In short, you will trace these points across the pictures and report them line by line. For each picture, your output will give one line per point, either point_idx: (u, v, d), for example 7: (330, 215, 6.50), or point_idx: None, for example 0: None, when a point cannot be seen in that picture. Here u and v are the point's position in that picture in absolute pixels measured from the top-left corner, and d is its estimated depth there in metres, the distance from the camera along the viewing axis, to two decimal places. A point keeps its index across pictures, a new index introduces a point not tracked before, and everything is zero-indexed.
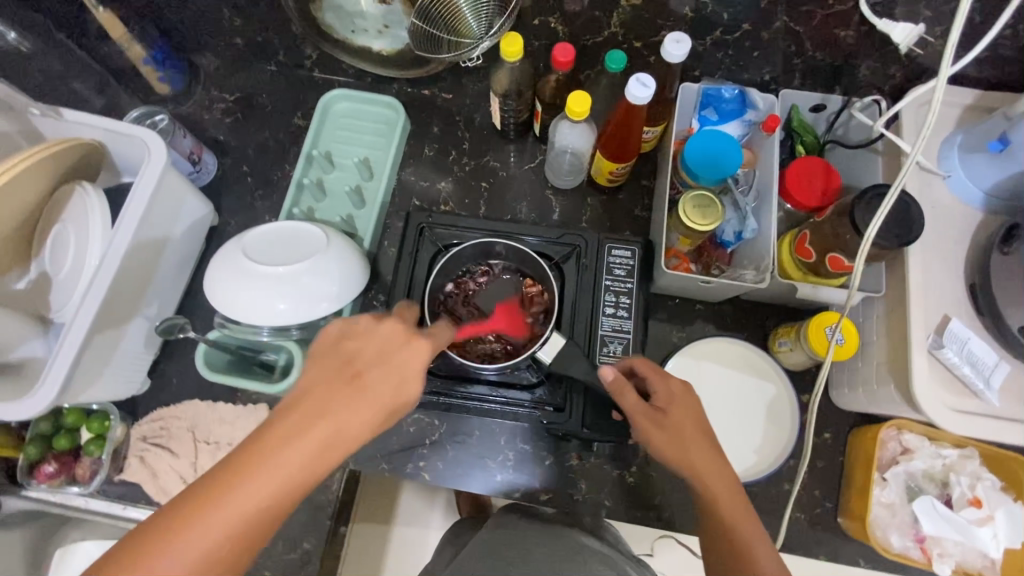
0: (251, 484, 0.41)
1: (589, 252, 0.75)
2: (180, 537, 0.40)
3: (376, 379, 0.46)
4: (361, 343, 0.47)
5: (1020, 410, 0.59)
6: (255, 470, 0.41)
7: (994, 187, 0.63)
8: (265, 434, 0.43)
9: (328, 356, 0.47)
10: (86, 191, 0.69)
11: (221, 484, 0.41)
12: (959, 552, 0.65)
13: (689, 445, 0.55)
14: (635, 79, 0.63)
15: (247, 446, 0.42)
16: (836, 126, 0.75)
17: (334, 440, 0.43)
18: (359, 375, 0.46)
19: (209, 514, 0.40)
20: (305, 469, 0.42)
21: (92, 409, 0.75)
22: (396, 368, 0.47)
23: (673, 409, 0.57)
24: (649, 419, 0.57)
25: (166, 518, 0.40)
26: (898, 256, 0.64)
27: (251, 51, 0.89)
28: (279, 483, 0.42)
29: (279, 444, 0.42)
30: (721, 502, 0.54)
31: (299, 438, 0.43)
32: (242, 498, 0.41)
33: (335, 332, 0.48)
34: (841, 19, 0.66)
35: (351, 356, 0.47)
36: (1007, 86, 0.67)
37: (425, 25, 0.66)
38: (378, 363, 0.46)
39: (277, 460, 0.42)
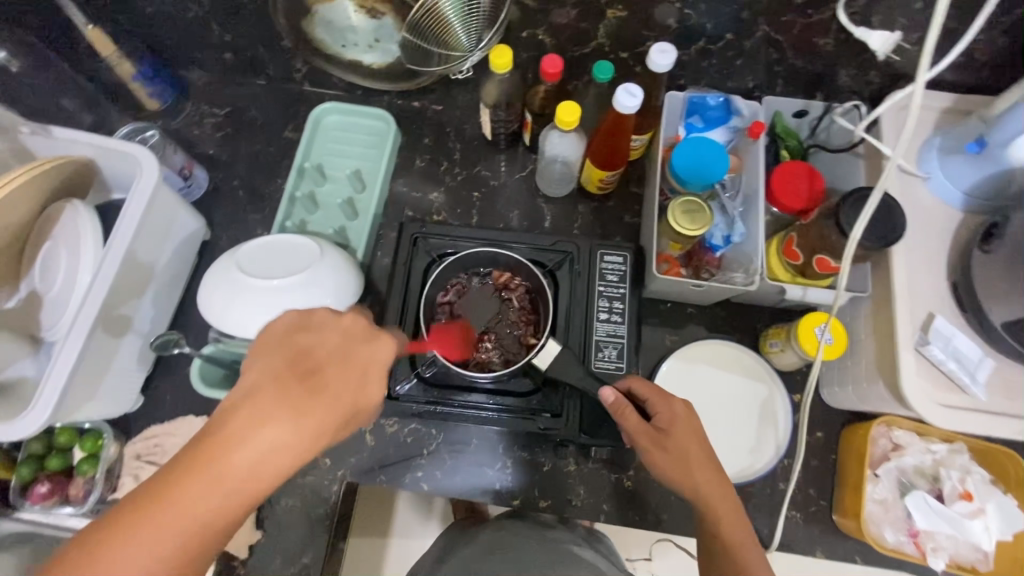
0: (203, 482, 0.42)
1: (582, 258, 0.76)
2: (130, 537, 0.40)
3: (334, 377, 0.47)
4: (318, 338, 0.48)
5: (1006, 403, 0.61)
6: (207, 470, 0.42)
7: (973, 188, 0.64)
8: (217, 431, 0.43)
9: (281, 350, 0.47)
10: (77, 208, 0.68)
11: (173, 484, 0.41)
12: (952, 545, 0.66)
13: (694, 468, 0.56)
14: (622, 89, 0.65)
15: (199, 444, 0.43)
16: (819, 131, 0.77)
17: (290, 439, 0.44)
18: (316, 372, 0.46)
19: (160, 513, 0.41)
20: (259, 469, 0.43)
21: (84, 428, 0.74)
22: (354, 363, 0.48)
23: (676, 431, 0.58)
24: (650, 440, 0.58)
25: (116, 518, 0.40)
26: (883, 256, 0.65)
27: (241, 66, 0.89)
28: (232, 483, 0.42)
29: (232, 442, 0.43)
30: (713, 508, 0.55)
31: (253, 436, 0.43)
32: (197, 498, 0.41)
33: (290, 324, 0.49)
34: (819, 28, 0.67)
35: (307, 351, 0.48)
36: (981, 90, 0.69)
37: (415, 37, 0.67)
38: (336, 360, 0.48)
39: (230, 460, 0.42)
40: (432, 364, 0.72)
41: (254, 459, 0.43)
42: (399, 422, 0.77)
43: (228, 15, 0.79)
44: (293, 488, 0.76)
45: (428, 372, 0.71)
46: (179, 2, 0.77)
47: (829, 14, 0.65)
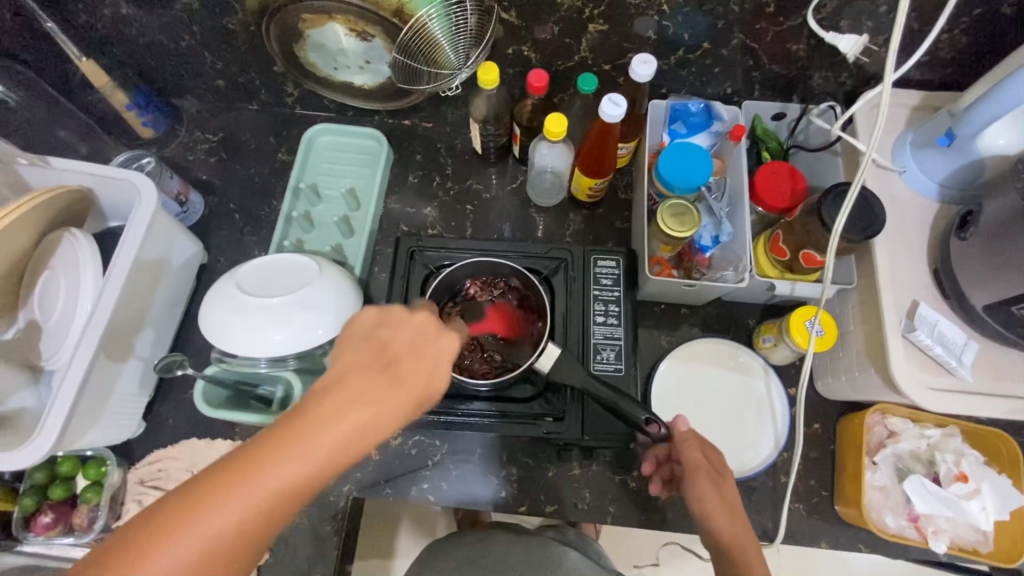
0: (289, 462, 0.40)
1: (576, 263, 0.77)
2: (213, 508, 0.38)
3: (409, 368, 0.46)
4: (395, 332, 0.48)
5: (993, 384, 0.63)
6: (291, 450, 0.40)
7: (946, 179, 0.67)
8: (304, 411, 0.42)
9: (364, 342, 0.47)
10: (73, 236, 0.69)
11: (260, 460, 0.40)
12: (952, 527, 0.67)
13: (740, 513, 0.56)
14: (606, 99, 0.67)
15: (287, 422, 0.41)
16: (797, 132, 0.80)
17: (371, 425, 0.43)
18: (395, 363, 0.46)
19: (246, 485, 0.39)
20: (342, 453, 0.42)
21: (87, 456, 0.74)
22: (428, 358, 0.48)
23: (729, 477, 0.59)
24: (705, 475, 0.58)
25: (195, 492, 0.38)
26: (866, 248, 0.68)
27: (234, 92, 0.91)
28: (317, 464, 0.41)
29: (318, 423, 0.41)
30: (748, 544, 0.53)
31: (339, 419, 0.42)
32: (281, 477, 0.40)
33: (369, 319, 0.48)
34: (792, 34, 0.70)
35: (387, 344, 0.47)
36: (947, 87, 0.73)
37: (404, 58, 0.68)
38: (413, 352, 0.47)
39: (314, 440, 0.41)
40: None
41: (339, 441, 0.42)
42: (403, 435, 0.77)
43: (219, 42, 0.81)
44: (300, 506, 0.76)
45: None
46: (172, 32, 0.79)
47: (800, 21, 0.68)
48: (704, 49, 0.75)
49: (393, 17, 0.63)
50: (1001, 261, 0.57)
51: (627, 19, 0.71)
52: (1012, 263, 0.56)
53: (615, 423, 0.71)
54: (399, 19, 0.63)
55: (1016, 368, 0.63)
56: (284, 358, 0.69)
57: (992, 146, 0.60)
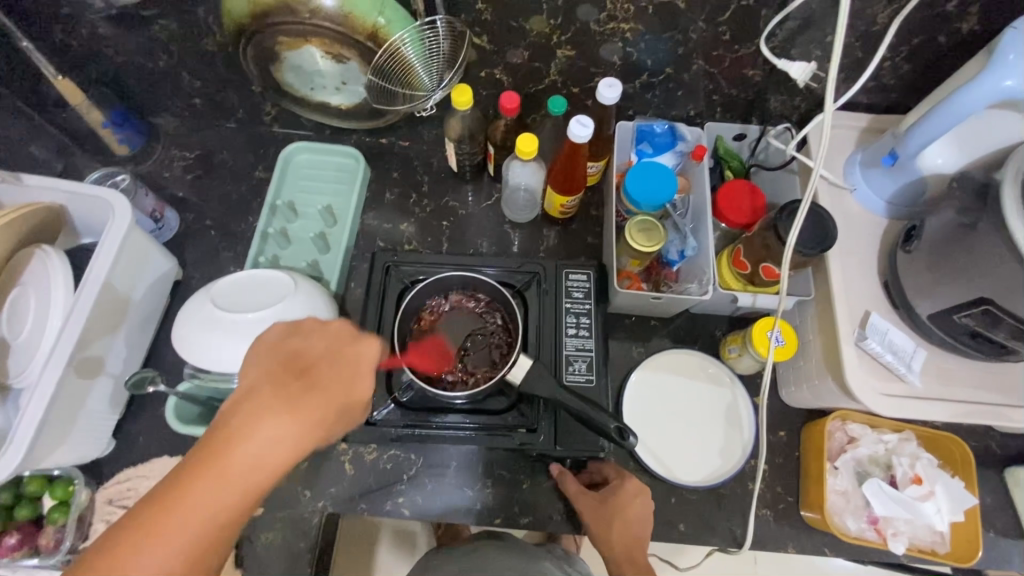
0: (213, 479, 0.44)
1: (549, 278, 0.79)
2: (150, 536, 0.42)
3: (325, 374, 0.50)
4: (307, 343, 0.52)
5: (941, 389, 0.66)
6: (217, 465, 0.45)
7: (893, 197, 0.71)
8: (223, 428, 0.46)
9: (275, 356, 0.51)
10: (45, 253, 0.69)
11: (184, 482, 0.44)
12: (910, 529, 0.70)
13: (614, 532, 0.68)
14: (575, 120, 0.70)
15: (208, 441, 0.46)
16: (758, 151, 0.84)
17: (289, 433, 0.47)
18: (309, 371, 0.50)
19: (183, 505, 0.43)
20: (263, 461, 0.46)
21: (54, 475, 0.73)
22: (343, 363, 0.51)
23: (614, 502, 0.69)
24: (589, 504, 0.70)
25: (133, 523, 0.42)
26: (821, 261, 0.71)
27: (212, 111, 0.92)
28: (239, 474, 0.45)
29: (236, 437, 0.46)
30: (621, 562, 0.67)
31: (256, 429, 0.46)
32: (214, 492, 0.44)
33: (282, 334, 0.53)
34: (749, 61, 0.74)
35: (299, 355, 0.51)
36: (893, 110, 0.77)
37: (379, 79, 0.70)
38: (326, 358, 0.51)
39: (233, 455, 0.45)
40: (408, 389, 0.73)
41: (259, 451, 0.46)
42: (378, 449, 0.78)
43: (198, 63, 0.82)
44: (274, 522, 0.76)
45: (405, 397, 0.73)
46: (150, 53, 0.80)
47: (755, 48, 0.72)
48: (667, 74, 0.78)
49: (368, 41, 0.65)
50: (944, 273, 0.61)
51: (594, 45, 0.75)
52: (955, 274, 0.60)
53: (586, 433, 0.73)
54: (374, 42, 0.65)
55: (963, 374, 0.67)
56: None
57: (931, 165, 0.66)
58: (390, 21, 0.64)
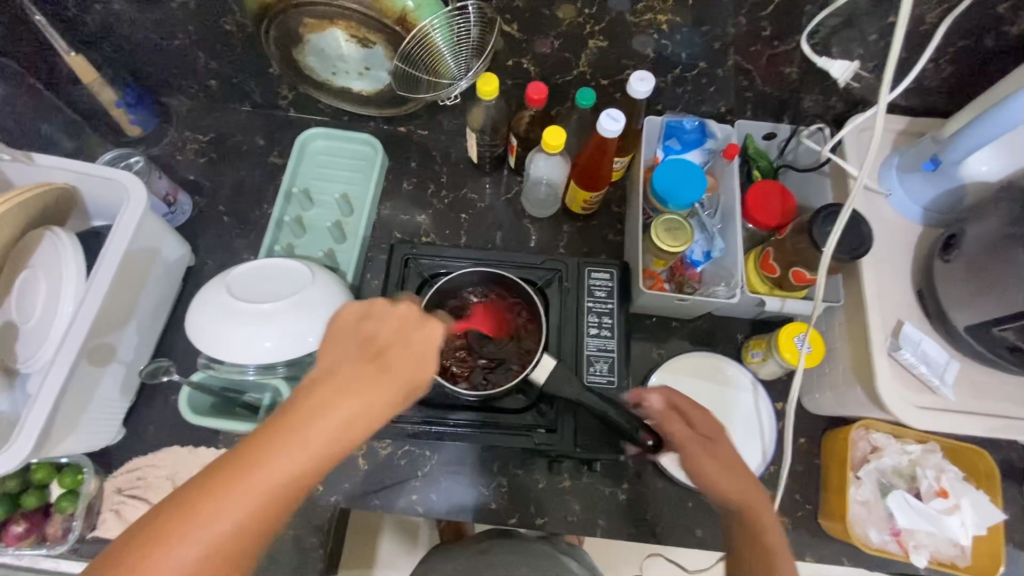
0: (282, 456, 0.42)
1: (571, 275, 0.77)
2: (216, 506, 0.40)
3: (397, 356, 0.48)
4: (379, 324, 0.49)
5: (973, 402, 0.65)
6: (284, 442, 0.43)
7: (931, 203, 0.69)
8: (297, 406, 0.44)
9: (350, 334, 0.49)
10: (55, 235, 0.67)
11: (251, 457, 0.42)
12: (932, 542, 0.69)
13: (738, 475, 0.57)
14: (605, 114, 0.68)
15: (281, 419, 0.44)
16: (787, 152, 0.82)
17: (362, 414, 0.45)
18: (383, 353, 0.48)
19: (244, 481, 0.41)
20: (334, 442, 0.44)
21: (62, 463, 0.72)
22: (415, 346, 0.49)
23: (720, 441, 0.59)
24: (698, 444, 0.59)
25: (192, 494, 0.40)
26: (853, 268, 0.70)
27: (227, 93, 0.90)
28: (310, 453, 0.43)
29: (310, 415, 0.44)
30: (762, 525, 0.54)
31: (324, 411, 0.44)
32: (274, 470, 0.42)
33: (355, 314, 0.50)
34: (786, 58, 0.72)
35: (374, 335, 0.49)
36: (932, 113, 0.75)
37: (405, 66, 0.67)
38: (400, 341, 0.49)
39: (306, 433, 0.43)
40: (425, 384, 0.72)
41: (330, 432, 0.44)
42: (393, 444, 0.76)
43: (216, 43, 0.79)
44: (285, 516, 0.74)
45: (422, 392, 0.71)
46: (166, 31, 0.78)
47: (793, 46, 0.70)
48: (700, 68, 0.76)
49: (396, 25, 0.63)
50: (981, 285, 0.60)
51: (627, 36, 0.72)
52: (993, 287, 0.58)
53: (607, 435, 0.71)
54: (402, 27, 0.63)
55: (995, 387, 0.65)
56: (274, 366, 0.68)
57: (974, 171, 0.62)
58: (419, 6, 0.62)
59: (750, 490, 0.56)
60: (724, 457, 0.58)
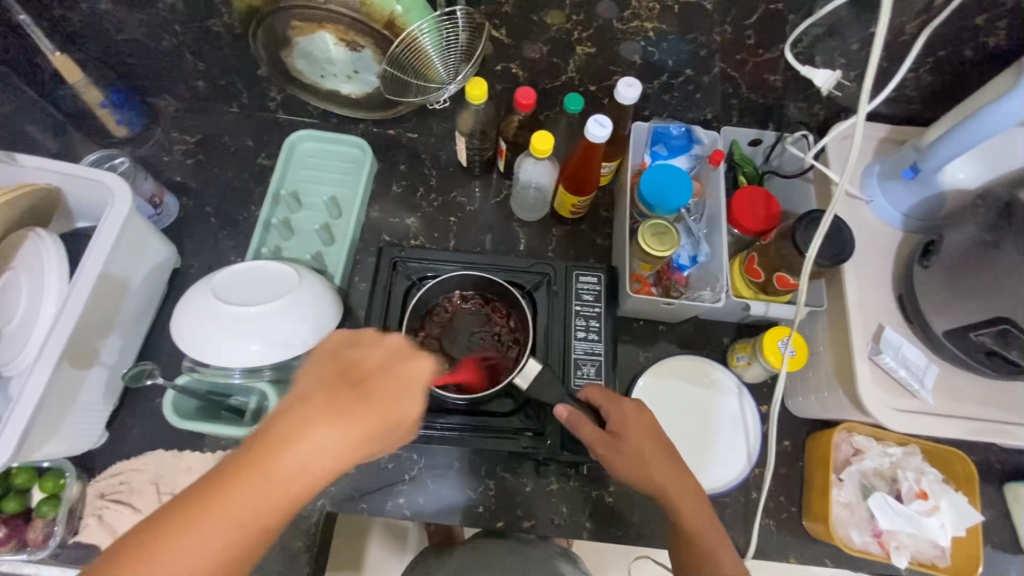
0: (249, 487, 0.42)
1: (558, 279, 0.78)
2: (180, 534, 0.40)
3: (375, 388, 0.48)
4: (363, 353, 0.50)
5: (951, 405, 0.66)
6: (257, 471, 0.43)
7: (910, 210, 0.71)
8: (268, 437, 0.44)
9: (331, 364, 0.49)
10: (39, 236, 0.66)
11: (224, 485, 0.42)
12: (913, 543, 0.70)
13: (651, 466, 0.60)
14: (593, 120, 0.68)
15: (251, 449, 0.44)
16: (772, 158, 0.84)
17: (334, 446, 0.45)
18: (361, 384, 0.48)
19: (214, 509, 0.41)
20: (302, 474, 0.43)
21: (44, 467, 0.71)
22: (395, 378, 0.49)
23: (629, 434, 0.62)
24: (605, 446, 0.62)
25: (163, 520, 0.41)
26: (836, 273, 0.71)
27: (215, 94, 0.89)
28: (278, 485, 0.43)
29: (280, 446, 0.44)
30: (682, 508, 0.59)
31: (300, 440, 0.44)
32: (247, 499, 0.42)
33: (341, 342, 0.51)
34: (770, 66, 0.73)
35: (355, 365, 0.49)
36: (913, 122, 0.77)
37: (394, 69, 0.68)
38: (379, 373, 0.49)
39: (275, 463, 0.43)
40: None
41: (300, 464, 0.44)
42: None
43: (203, 44, 0.79)
44: None
45: None
46: (152, 32, 0.77)
47: (777, 54, 0.71)
48: (686, 75, 0.77)
49: (385, 30, 0.63)
50: (959, 291, 0.61)
51: (615, 42, 0.73)
52: (971, 293, 0.59)
53: None
54: (391, 31, 0.63)
55: (973, 391, 0.67)
56: (260, 369, 0.67)
57: (953, 179, 0.64)
58: (407, 10, 0.62)
59: (670, 475, 0.60)
60: (631, 450, 0.61)
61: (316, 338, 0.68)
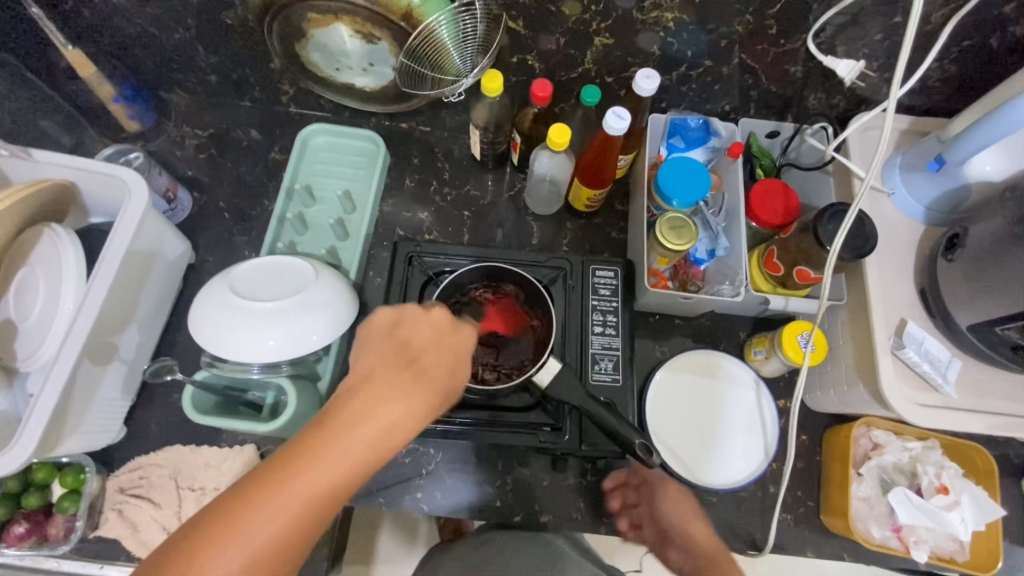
0: (327, 461, 0.42)
1: (575, 273, 0.77)
2: (263, 507, 0.40)
3: (432, 362, 0.49)
4: (414, 329, 0.50)
5: (975, 400, 0.66)
6: (331, 445, 0.43)
7: (933, 202, 0.70)
8: (336, 410, 0.44)
9: (385, 341, 0.49)
10: (56, 233, 0.66)
11: (299, 459, 0.42)
12: (931, 537, 0.70)
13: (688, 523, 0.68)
14: (611, 112, 0.68)
15: (324, 422, 0.43)
16: (790, 151, 0.83)
17: (400, 420, 0.45)
18: (418, 359, 0.48)
19: (292, 484, 0.41)
20: (376, 447, 0.44)
21: (64, 463, 0.71)
22: (448, 351, 0.50)
23: (667, 492, 0.71)
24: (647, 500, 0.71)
25: (242, 495, 0.40)
26: (857, 267, 0.70)
27: (227, 88, 0.89)
28: (352, 459, 0.43)
29: (352, 420, 0.44)
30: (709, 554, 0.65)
31: (369, 415, 0.44)
32: (323, 473, 0.42)
33: (387, 319, 0.50)
34: (791, 56, 0.72)
35: (408, 342, 0.49)
36: (935, 113, 0.76)
37: (411, 62, 0.67)
38: (433, 347, 0.50)
39: (347, 437, 0.43)
40: None
41: (371, 439, 0.44)
42: None
43: (216, 37, 0.78)
44: None
45: None
46: (165, 25, 0.77)
47: (799, 44, 0.70)
48: (705, 66, 0.76)
49: (402, 21, 0.62)
50: (983, 284, 0.60)
51: (633, 33, 0.72)
52: (996, 287, 0.59)
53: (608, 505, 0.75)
54: (408, 23, 0.62)
55: (995, 385, 0.66)
56: (279, 364, 0.67)
57: (978, 171, 0.63)
58: (425, 2, 0.61)
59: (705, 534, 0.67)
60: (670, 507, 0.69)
61: (333, 333, 0.67)
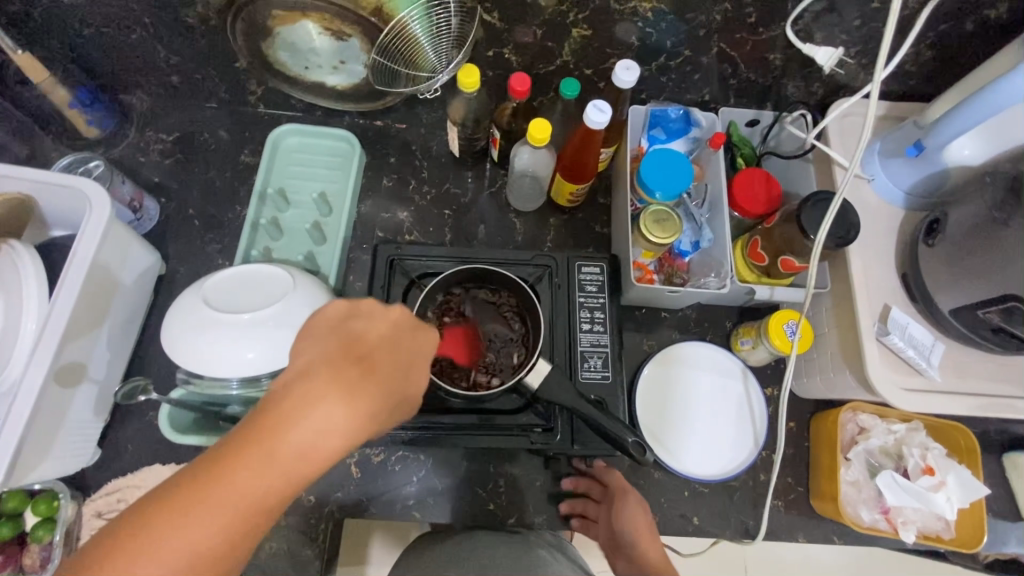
0: (258, 463, 0.38)
1: (561, 270, 0.76)
2: (181, 517, 0.36)
3: (384, 362, 0.44)
4: (367, 325, 0.46)
5: (958, 382, 0.67)
6: (260, 449, 0.38)
7: (913, 187, 0.70)
8: (269, 411, 0.39)
9: (332, 336, 0.44)
10: (13, 249, 0.62)
11: (224, 463, 0.37)
12: (919, 518, 0.71)
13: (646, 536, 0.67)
14: (591, 106, 0.66)
15: (254, 423, 0.39)
16: (769, 139, 0.83)
17: (339, 424, 0.40)
18: (368, 358, 0.44)
19: (212, 496, 0.37)
20: (309, 452, 0.39)
21: (35, 490, 0.68)
22: (402, 351, 0.46)
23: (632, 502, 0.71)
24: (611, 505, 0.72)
25: (157, 502, 0.36)
26: (840, 254, 0.70)
27: (191, 90, 0.85)
28: (285, 466, 0.38)
29: (283, 422, 0.39)
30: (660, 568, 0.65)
31: (304, 418, 0.39)
32: (244, 485, 0.37)
33: (340, 312, 0.46)
34: (769, 45, 0.71)
35: (358, 337, 0.45)
36: (912, 98, 0.76)
37: (383, 59, 0.64)
38: (386, 347, 0.45)
39: (278, 443, 0.38)
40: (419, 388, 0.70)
41: (304, 445, 0.39)
42: (386, 450, 0.75)
43: (175, 36, 0.74)
44: (278, 529, 0.72)
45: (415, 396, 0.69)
46: (119, 25, 0.73)
47: (778, 32, 0.69)
48: (684, 56, 0.75)
49: (372, 16, 0.60)
50: (964, 269, 0.61)
51: (610, 24, 0.70)
52: (974, 271, 0.59)
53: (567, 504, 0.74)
54: (379, 18, 0.60)
55: (977, 366, 0.67)
56: (259, 379, 0.64)
57: (957, 155, 0.64)
58: None
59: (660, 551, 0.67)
60: (635, 517, 0.69)
61: None
